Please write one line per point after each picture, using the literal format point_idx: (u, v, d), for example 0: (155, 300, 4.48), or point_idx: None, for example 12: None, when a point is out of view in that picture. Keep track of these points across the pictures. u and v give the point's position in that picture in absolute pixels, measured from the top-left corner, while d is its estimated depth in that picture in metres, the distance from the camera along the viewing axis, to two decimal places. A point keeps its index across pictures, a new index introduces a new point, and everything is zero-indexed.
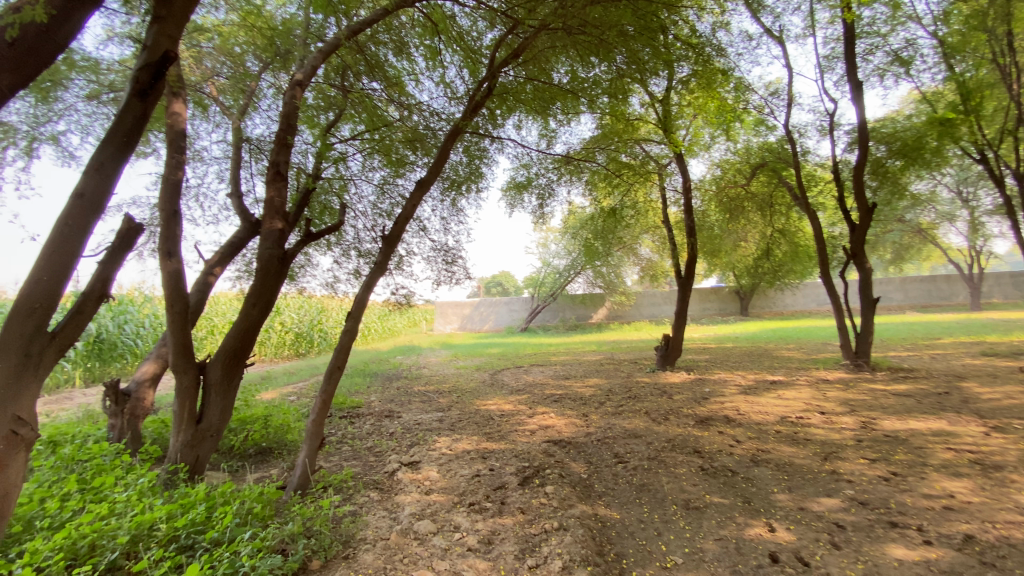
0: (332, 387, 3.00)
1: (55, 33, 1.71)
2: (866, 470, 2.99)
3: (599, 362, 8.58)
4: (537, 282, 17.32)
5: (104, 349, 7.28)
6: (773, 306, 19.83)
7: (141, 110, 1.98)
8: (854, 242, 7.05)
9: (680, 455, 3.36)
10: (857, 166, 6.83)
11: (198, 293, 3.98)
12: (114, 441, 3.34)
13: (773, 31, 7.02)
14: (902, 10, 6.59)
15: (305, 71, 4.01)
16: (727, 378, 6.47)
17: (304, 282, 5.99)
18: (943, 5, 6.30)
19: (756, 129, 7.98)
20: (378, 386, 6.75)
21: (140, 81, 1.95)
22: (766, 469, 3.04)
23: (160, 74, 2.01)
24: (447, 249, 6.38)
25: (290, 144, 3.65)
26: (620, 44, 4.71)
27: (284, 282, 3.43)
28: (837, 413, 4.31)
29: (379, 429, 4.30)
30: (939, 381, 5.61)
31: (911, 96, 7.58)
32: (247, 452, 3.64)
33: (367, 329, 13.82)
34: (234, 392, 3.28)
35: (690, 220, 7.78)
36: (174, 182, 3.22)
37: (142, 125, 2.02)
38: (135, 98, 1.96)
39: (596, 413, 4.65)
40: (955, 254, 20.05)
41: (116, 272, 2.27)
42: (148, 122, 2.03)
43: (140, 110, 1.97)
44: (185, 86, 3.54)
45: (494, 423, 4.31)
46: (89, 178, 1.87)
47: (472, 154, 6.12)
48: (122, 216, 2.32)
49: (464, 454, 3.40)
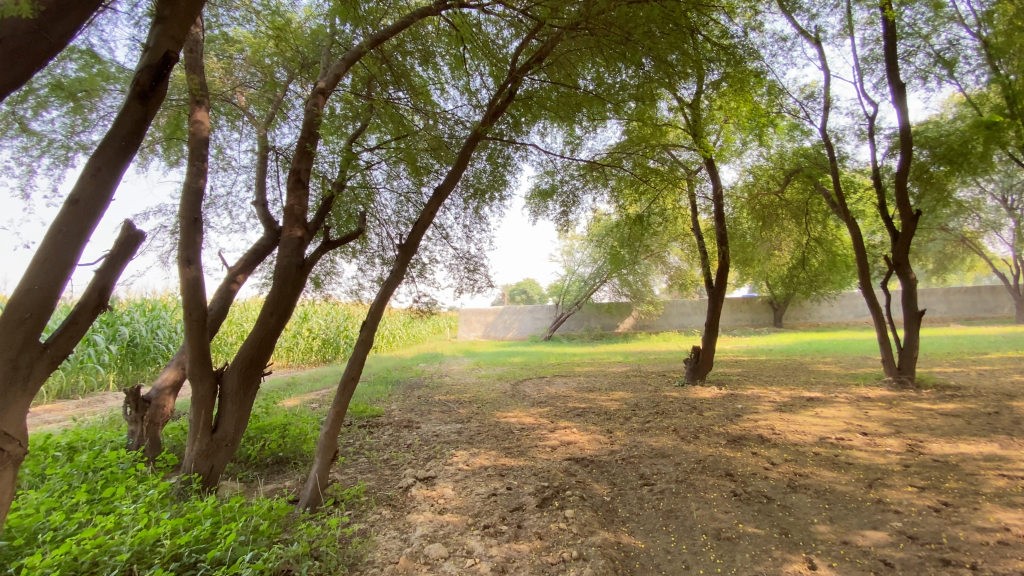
0: (345, 399, 2.91)
1: (47, 32, 1.69)
2: (915, 499, 2.70)
3: (625, 374, 8.36)
4: (562, 290, 17.13)
5: (138, 353, 7.44)
6: (808, 317, 19.13)
7: (141, 113, 1.97)
8: (897, 251, 6.68)
9: (711, 477, 3.16)
10: (900, 172, 6.47)
11: (222, 301, 3.98)
12: (133, 448, 3.33)
13: (808, 33, 6.78)
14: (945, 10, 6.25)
15: (328, 79, 4.00)
16: (760, 393, 6.18)
17: (329, 290, 6.00)
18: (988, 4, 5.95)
19: (791, 134, 7.69)
20: (399, 394, 6.69)
21: (141, 83, 1.94)
22: (805, 496, 2.82)
23: (162, 76, 2.00)
24: (469, 257, 6.30)
25: (311, 152, 3.62)
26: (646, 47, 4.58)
27: (302, 290, 3.38)
28: (880, 435, 4.01)
29: (398, 440, 4.22)
30: (988, 400, 5.22)
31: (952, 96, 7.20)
32: (264, 462, 3.59)
33: (393, 336, 13.90)
34: (250, 401, 3.24)
35: (721, 228, 7.53)
36: (195, 190, 3.22)
37: (141, 129, 2.00)
38: (135, 100, 1.95)
39: (621, 429, 4.47)
40: (1003, 264, 18.99)
41: (113, 279, 2.12)
42: (148, 126, 2.01)
43: (139, 114, 1.96)
44: (208, 95, 3.56)
45: (514, 437, 4.18)
46: (85, 184, 1.85)
47: (497, 162, 6.03)
48: (122, 221, 2.19)
49: (482, 470, 3.28)
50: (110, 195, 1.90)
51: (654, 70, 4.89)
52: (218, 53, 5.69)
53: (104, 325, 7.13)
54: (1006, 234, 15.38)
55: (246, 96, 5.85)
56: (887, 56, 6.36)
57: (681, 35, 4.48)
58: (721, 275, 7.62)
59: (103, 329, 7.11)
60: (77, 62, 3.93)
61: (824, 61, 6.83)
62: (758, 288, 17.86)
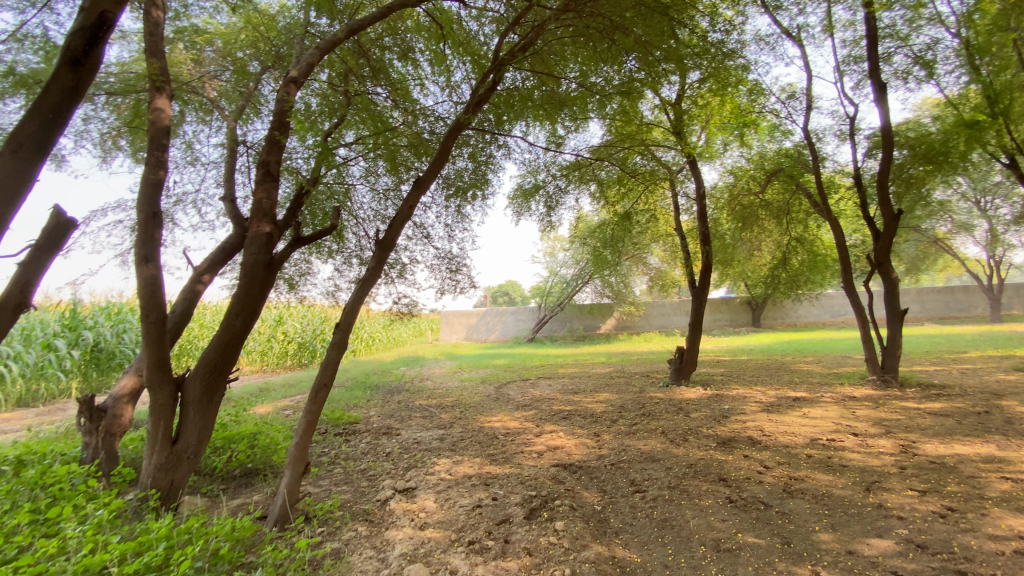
0: (318, 406, 2.70)
1: None
2: (918, 504, 2.61)
3: (610, 376, 8.24)
4: (545, 291, 17.02)
5: (102, 359, 6.99)
6: (785, 317, 19.38)
7: (72, 81, 1.97)
8: (879, 251, 6.71)
9: (703, 483, 3.04)
10: (882, 172, 6.48)
11: (185, 303, 3.74)
12: (86, 461, 3.05)
13: (790, 32, 6.79)
14: (923, 11, 6.33)
15: (301, 68, 3.79)
16: (746, 393, 6.11)
17: (304, 291, 5.76)
18: (967, 6, 6.05)
19: (771, 134, 7.71)
20: (378, 399, 6.46)
21: (73, 49, 1.96)
22: (803, 502, 2.71)
23: (94, 42, 2.02)
24: (451, 256, 6.12)
25: (282, 143, 3.41)
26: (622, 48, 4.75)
27: (271, 289, 3.17)
28: (871, 435, 3.95)
29: (375, 448, 4.01)
30: (975, 399, 5.22)
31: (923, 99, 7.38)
32: (232, 474, 3.35)
33: (373, 339, 13.59)
34: (215, 410, 2.99)
35: (705, 227, 7.48)
36: (154, 181, 2.97)
37: (73, 100, 1.98)
38: (66, 67, 1.95)
39: (608, 432, 4.33)
40: (973, 266, 19.53)
41: (38, 277, 2.00)
42: (80, 96, 2.00)
43: (70, 81, 1.96)
44: (170, 82, 3.31)
45: (499, 443, 4.01)
46: (6, 159, 1.80)
47: (479, 160, 5.88)
48: (50, 211, 2.04)
49: (466, 480, 3.10)
50: (34, 173, 1.85)
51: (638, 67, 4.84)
52: (187, 43, 5.35)
53: (66, 329, 6.72)
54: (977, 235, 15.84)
55: (215, 88, 5.52)
56: (869, 56, 6.39)
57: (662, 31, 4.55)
58: (705, 274, 7.55)
59: (65, 334, 6.69)
60: (37, 52, 3.72)
61: (805, 61, 6.87)
62: (737, 288, 18.03)
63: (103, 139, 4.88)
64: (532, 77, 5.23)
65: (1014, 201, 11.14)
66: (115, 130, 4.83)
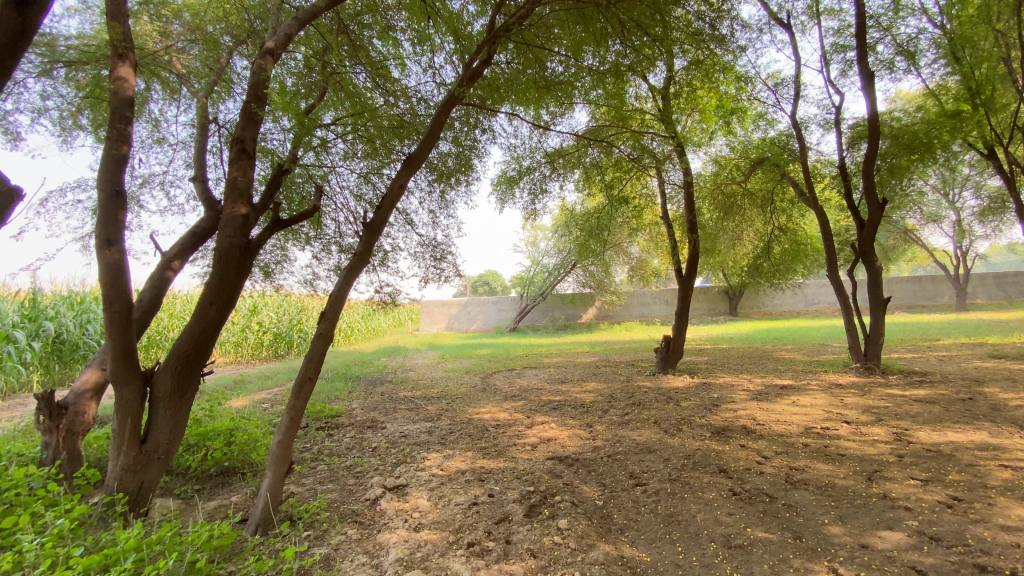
0: (301, 402, 2.50)
1: None
2: (924, 495, 2.60)
3: (595, 365, 8.20)
4: (526, 281, 16.93)
5: (65, 351, 6.71)
6: (761, 306, 19.73)
7: (17, 23, 1.80)
8: (863, 239, 6.75)
9: (704, 474, 2.96)
10: (867, 161, 6.48)
11: (152, 291, 3.48)
12: (47, 463, 2.80)
13: (779, 19, 6.73)
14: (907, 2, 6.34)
15: (278, 39, 3.58)
16: (733, 382, 6.11)
17: (280, 280, 5.50)
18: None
19: (756, 123, 7.69)
20: (360, 391, 6.24)
21: None
22: (808, 493, 2.66)
23: None
24: (435, 243, 5.92)
25: (258, 119, 3.16)
26: (614, 30, 4.61)
27: (247, 276, 2.94)
28: (864, 423, 3.95)
29: (361, 443, 3.83)
30: (958, 386, 5.29)
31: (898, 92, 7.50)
32: (207, 473, 3.15)
33: (352, 329, 13.27)
34: (188, 407, 2.76)
35: (692, 216, 7.43)
36: (117, 158, 2.72)
37: (19, 45, 1.81)
38: (10, 7, 1.78)
39: (600, 422, 4.24)
40: (940, 256, 20.12)
41: None
42: (27, 40, 1.82)
43: (15, 23, 1.79)
44: (134, 49, 3.02)
45: (490, 435, 3.88)
46: None
47: (463, 145, 5.67)
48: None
49: (459, 476, 2.95)
50: None
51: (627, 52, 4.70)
52: (153, 15, 5.00)
53: (26, 319, 6.35)
54: (945, 226, 16.30)
55: (184, 63, 5.21)
56: (858, 44, 6.38)
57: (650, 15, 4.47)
58: (691, 262, 7.52)
59: (25, 325, 6.32)
60: None
61: (793, 48, 6.82)
62: (715, 277, 18.22)
63: (60, 117, 4.53)
64: (517, 61, 5.02)
65: (980, 192, 11.51)
66: (74, 107, 4.49)
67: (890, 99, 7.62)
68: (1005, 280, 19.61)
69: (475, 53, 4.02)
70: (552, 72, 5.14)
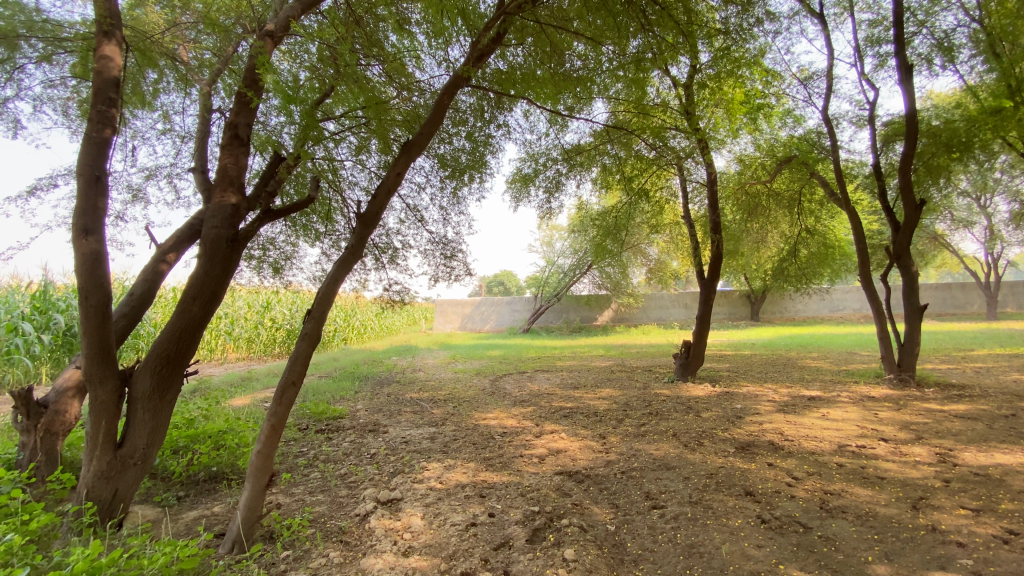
0: (283, 409, 2.31)
1: None
2: (976, 527, 2.29)
3: (610, 369, 7.90)
4: (541, 282, 16.69)
5: (75, 344, 6.65)
6: (783, 312, 19.17)
7: None
8: (898, 243, 6.36)
9: (728, 497, 2.69)
10: (904, 161, 6.08)
11: (145, 284, 3.34)
12: (23, 464, 2.66)
13: (811, 9, 6.38)
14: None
15: (279, 22, 3.48)
16: (756, 391, 5.77)
17: (290, 276, 5.36)
18: None
19: (783, 121, 7.34)
20: (367, 392, 6.07)
21: None
22: (845, 522, 2.37)
23: None
24: (446, 241, 5.71)
25: (252, 104, 2.97)
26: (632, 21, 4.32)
27: (235, 271, 2.76)
28: (902, 442, 3.61)
29: (359, 449, 3.62)
30: (1001, 401, 4.90)
31: (932, 91, 7.07)
32: (194, 478, 3.02)
33: (364, 327, 13.17)
34: (169, 408, 2.63)
35: (716, 216, 7.09)
36: (98, 142, 2.57)
37: None
38: None
39: (615, 433, 3.97)
40: (972, 263, 19.32)
41: None
42: None
43: None
44: (122, 27, 2.87)
45: (495, 444, 3.64)
46: None
47: (477, 140, 5.45)
48: None
49: (459, 490, 2.72)
50: None
51: (644, 49, 4.46)
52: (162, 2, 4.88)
53: (36, 312, 6.31)
54: (976, 232, 15.66)
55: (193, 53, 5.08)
56: (896, 36, 5.99)
57: (675, 1, 4.19)
58: (713, 265, 7.18)
59: (34, 317, 6.28)
60: None
61: (825, 41, 6.47)
62: (735, 281, 17.77)
63: (63, 105, 4.41)
64: (532, 57, 4.82)
65: (1012, 196, 10.97)
66: (77, 95, 4.37)
67: (922, 98, 7.20)
68: None
69: (487, 28, 3.77)
70: (570, 67, 4.91)
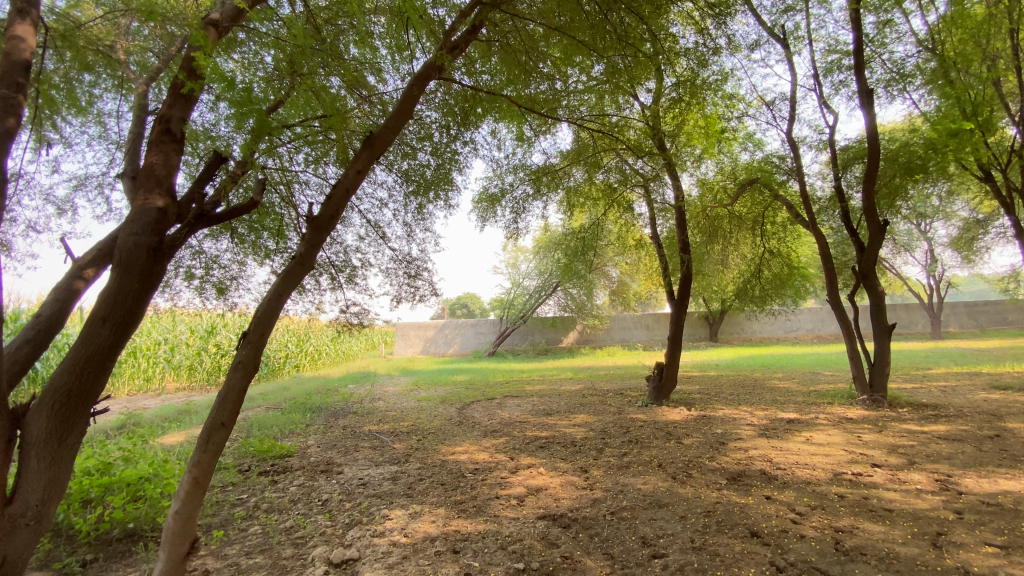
0: (209, 457, 1.91)
1: None
2: (1010, 568, 2.08)
3: (582, 394, 7.60)
4: (505, 304, 16.34)
5: None
6: (742, 332, 19.55)
7: None
8: (865, 263, 6.39)
9: (733, 540, 2.40)
10: (867, 182, 6.14)
11: (54, 306, 2.82)
12: None
13: (773, 34, 6.50)
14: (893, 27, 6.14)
15: (226, 12, 3.11)
16: (734, 415, 5.59)
17: (235, 298, 4.82)
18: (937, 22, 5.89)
19: (744, 145, 7.44)
20: (320, 425, 5.52)
21: None
22: (868, 567, 2.12)
23: None
24: (410, 259, 5.33)
25: (188, 95, 2.57)
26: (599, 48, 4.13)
27: (158, 286, 2.33)
28: (898, 467, 3.44)
29: (309, 494, 3.15)
30: (977, 421, 4.87)
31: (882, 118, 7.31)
32: (106, 537, 2.54)
33: (319, 353, 12.45)
34: (70, 455, 2.15)
35: (684, 236, 6.97)
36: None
37: None
38: None
39: (597, 467, 3.63)
40: (914, 284, 20.32)
41: None
42: None
43: None
44: (39, 7, 2.47)
45: (466, 484, 3.24)
46: None
47: (442, 156, 5.14)
48: None
49: (427, 546, 2.31)
50: None
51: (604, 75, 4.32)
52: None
53: None
54: (917, 255, 16.52)
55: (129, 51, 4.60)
56: (856, 64, 6.12)
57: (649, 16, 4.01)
58: (684, 286, 7.02)
59: None
60: None
61: (788, 65, 6.60)
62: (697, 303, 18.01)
63: None
64: (498, 75, 4.57)
65: (953, 222, 11.58)
66: None
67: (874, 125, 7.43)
68: (976, 310, 19.82)
69: (461, 19, 3.52)
70: (536, 88, 4.65)
